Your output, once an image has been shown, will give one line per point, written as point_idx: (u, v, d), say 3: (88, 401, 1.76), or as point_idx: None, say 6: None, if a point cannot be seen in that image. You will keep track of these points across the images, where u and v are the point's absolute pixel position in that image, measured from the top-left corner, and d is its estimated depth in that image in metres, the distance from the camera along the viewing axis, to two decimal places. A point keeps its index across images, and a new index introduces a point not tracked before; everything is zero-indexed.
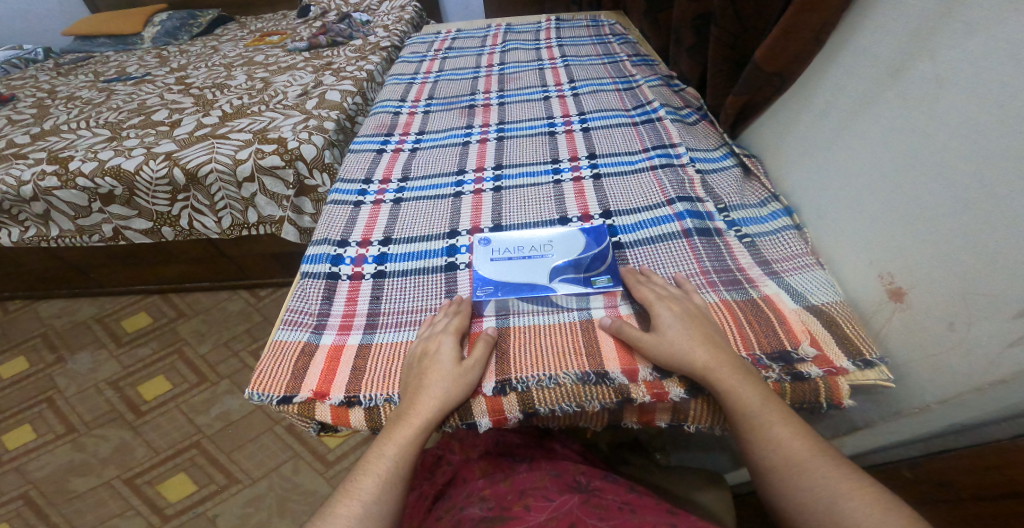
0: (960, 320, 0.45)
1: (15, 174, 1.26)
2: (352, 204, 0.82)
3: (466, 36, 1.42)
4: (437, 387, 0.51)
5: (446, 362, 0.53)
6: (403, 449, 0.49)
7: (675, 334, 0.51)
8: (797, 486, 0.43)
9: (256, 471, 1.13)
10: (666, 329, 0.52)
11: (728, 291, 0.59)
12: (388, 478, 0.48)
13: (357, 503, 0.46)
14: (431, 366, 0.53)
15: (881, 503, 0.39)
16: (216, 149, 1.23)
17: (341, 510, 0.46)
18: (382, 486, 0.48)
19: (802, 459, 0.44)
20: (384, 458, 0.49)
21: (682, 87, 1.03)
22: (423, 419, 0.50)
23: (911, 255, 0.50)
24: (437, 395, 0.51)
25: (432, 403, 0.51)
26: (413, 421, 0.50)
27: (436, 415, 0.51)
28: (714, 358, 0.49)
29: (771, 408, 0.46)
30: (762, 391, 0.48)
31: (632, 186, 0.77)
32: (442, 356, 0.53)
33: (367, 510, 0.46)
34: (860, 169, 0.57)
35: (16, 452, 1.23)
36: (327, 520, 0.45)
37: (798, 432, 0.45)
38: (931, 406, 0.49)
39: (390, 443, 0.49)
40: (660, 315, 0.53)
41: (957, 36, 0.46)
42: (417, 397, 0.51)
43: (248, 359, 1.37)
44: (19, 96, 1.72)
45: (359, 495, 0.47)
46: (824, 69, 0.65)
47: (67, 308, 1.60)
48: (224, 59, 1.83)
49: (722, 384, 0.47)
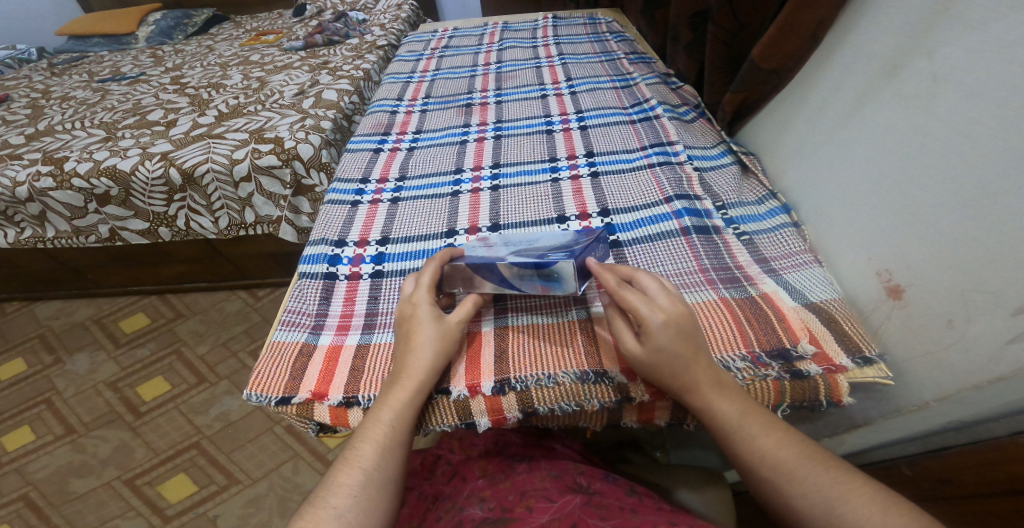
0: (958, 317, 0.45)
1: (10, 174, 1.25)
2: (349, 204, 0.81)
3: (463, 34, 1.42)
4: (428, 345, 0.52)
5: (429, 321, 0.53)
6: (399, 413, 0.49)
7: (671, 349, 0.46)
8: (788, 492, 0.43)
9: (256, 471, 1.13)
10: (657, 353, 0.47)
11: (727, 290, 0.59)
12: (385, 443, 0.48)
13: (359, 471, 0.46)
14: (418, 325, 0.53)
15: (875, 505, 0.39)
16: (213, 149, 1.22)
17: (343, 480, 0.46)
18: (380, 452, 0.48)
19: (792, 465, 0.44)
20: (380, 423, 0.49)
21: (679, 84, 1.02)
22: (416, 379, 0.51)
23: (910, 253, 0.50)
24: (428, 354, 0.52)
25: (424, 363, 0.51)
26: (404, 384, 0.50)
27: (428, 375, 0.51)
28: (699, 378, 0.47)
29: (751, 422, 0.46)
30: (745, 403, 0.48)
31: (630, 184, 0.77)
32: (428, 316, 0.53)
33: (369, 476, 0.46)
34: (859, 166, 0.57)
35: (16, 454, 1.23)
36: (331, 491, 0.45)
37: (792, 440, 0.46)
38: (930, 404, 0.50)
39: (385, 408, 0.49)
40: (654, 331, 0.46)
41: (954, 34, 0.46)
42: (407, 361, 0.51)
43: (246, 360, 1.37)
44: (13, 96, 1.71)
45: (360, 462, 0.47)
46: (822, 67, 0.65)
47: (64, 310, 1.59)
48: (219, 58, 1.82)
49: (699, 402, 0.47)
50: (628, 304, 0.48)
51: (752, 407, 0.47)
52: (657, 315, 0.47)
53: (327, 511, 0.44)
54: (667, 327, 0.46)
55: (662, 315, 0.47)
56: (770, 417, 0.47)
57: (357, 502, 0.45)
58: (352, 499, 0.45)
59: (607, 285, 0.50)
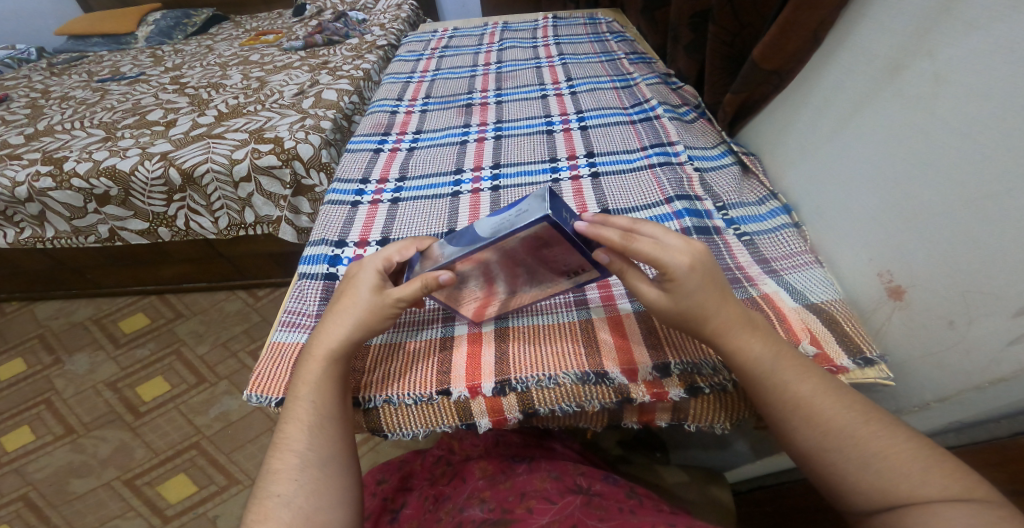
0: (959, 318, 0.45)
1: (9, 174, 1.25)
2: (349, 204, 0.81)
3: (463, 34, 1.42)
4: (342, 316, 0.53)
5: (357, 293, 0.53)
6: (318, 388, 0.50)
7: (698, 299, 0.46)
8: (826, 449, 0.43)
9: (256, 471, 1.13)
10: (683, 299, 0.46)
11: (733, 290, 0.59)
12: (312, 421, 0.49)
13: (290, 452, 0.49)
14: (342, 298, 0.54)
15: (898, 467, 0.40)
16: (212, 149, 1.22)
17: (278, 465, 0.48)
18: (310, 430, 0.49)
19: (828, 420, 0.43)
20: (301, 402, 0.50)
21: (680, 84, 1.02)
22: (329, 351, 0.52)
23: (910, 254, 0.50)
24: (341, 326, 0.52)
25: (338, 335, 0.52)
26: (319, 356, 0.51)
27: (342, 346, 0.52)
28: (727, 322, 0.46)
29: (784, 366, 0.46)
30: (782, 351, 0.46)
31: (631, 184, 0.77)
32: (355, 289, 0.53)
33: (304, 457, 0.48)
34: (859, 165, 0.57)
35: (15, 454, 1.22)
36: (270, 480, 0.48)
37: (829, 388, 0.45)
38: (930, 404, 0.50)
39: (304, 386, 0.50)
40: (682, 277, 0.45)
41: (955, 34, 0.46)
42: (322, 335, 0.53)
43: (246, 360, 1.37)
44: (12, 96, 1.71)
45: (289, 444, 0.49)
46: (823, 66, 0.65)
47: (63, 310, 1.59)
48: (219, 58, 1.82)
49: (730, 346, 0.46)
50: (646, 256, 0.45)
51: (783, 352, 0.46)
52: (682, 259, 0.45)
53: (272, 500, 0.46)
54: (694, 271, 0.45)
55: (687, 259, 0.45)
56: (805, 362, 0.46)
57: (301, 486, 0.47)
58: (295, 483, 0.47)
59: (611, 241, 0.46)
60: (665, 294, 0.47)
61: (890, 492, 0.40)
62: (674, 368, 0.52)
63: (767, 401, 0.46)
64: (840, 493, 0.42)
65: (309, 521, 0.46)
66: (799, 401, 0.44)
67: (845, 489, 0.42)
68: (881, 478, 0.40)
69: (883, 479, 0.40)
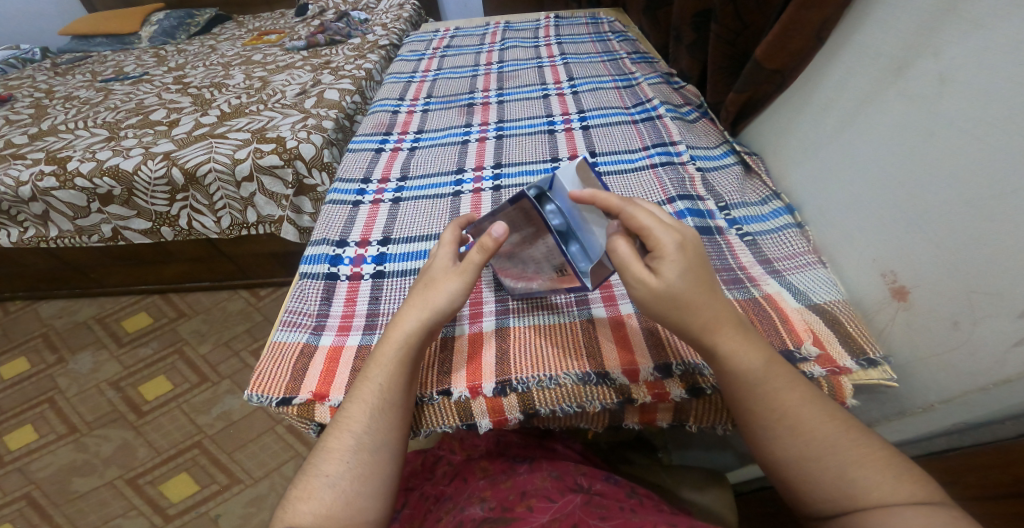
0: (963, 319, 0.45)
1: (14, 174, 1.25)
2: (350, 204, 0.81)
3: (465, 34, 1.42)
4: (419, 298, 0.53)
5: (437, 273, 0.54)
6: (386, 372, 0.50)
7: (684, 296, 0.45)
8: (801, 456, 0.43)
9: (258, 471, 1.13)
10: (674, 280, 0.45)
11: (733, 291, 0.58)
12: (375, 404, 0.49)
13: (347, 435, 0.48)
14: (420, 281, 0.55)
15: (872, 470, 0.41)
16: (215, 149, 1.22)
17: (333, 445, 0.48)
18: (369, 414, 0.49)
19: (804, 423, 0.44)
20: (369, 382, 0.50)
21: (682, 84, 1.01)
22: (404, 335, 0.52)
23: (914, 255, 0.49)
24: (417, 309, 0.53)
25: (413, 317, 0.52)
26: (393, 338, 0.52)
27: (417, 329, 0.52)
28: (716, 320, 0.46)
29: (775, 374, 0.45)
30: (773, 360, 0.46)
31: (632, 184, 0.76)
32: (434, 270, 0.55)
33: (358, 440, 0.48)
34: (862, 165, 0.57)
35: (18, 453, 1.23)
36: (322, 458, 0.48)
37: (807, 400, 0.45)
38: (935, 405, 0.50)
39: (375, 367, 0.50)
40: (670, 252, 0.46)
41: (962, 33, 0.45)
42: (400, 317, 0.53)
43: (249, 359, 1.37)
44: (16, 96, 1.72)
45: (348, 426, 0.48)
46: (826, 66, 0.64)
47: (66, 309, 1.60)
48: (222, 58, 1.82)
49: (725, 346, 0.46)
50: (637, 224, 0.47)
51: (778, 360, 0.46)
52: (673, 237, 0.46)
53: (319, 479, 0.47)
54: (684, 249, 0.46)
55: (678, 238, 0.47)
56: (785, 370, 0.46)
57: (349, 469, 0.47)
58: (344, 466, 0.47)
59: (611, 204, 0.48)
60: (663, 276, 0.45)
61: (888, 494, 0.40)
62: (675, 368, 0.52)
63: (761, 406, 0.45)
64: (814, 504, 0.43)
65: (347, 503, 0.46)
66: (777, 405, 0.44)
67: (824, 498, 0.42)
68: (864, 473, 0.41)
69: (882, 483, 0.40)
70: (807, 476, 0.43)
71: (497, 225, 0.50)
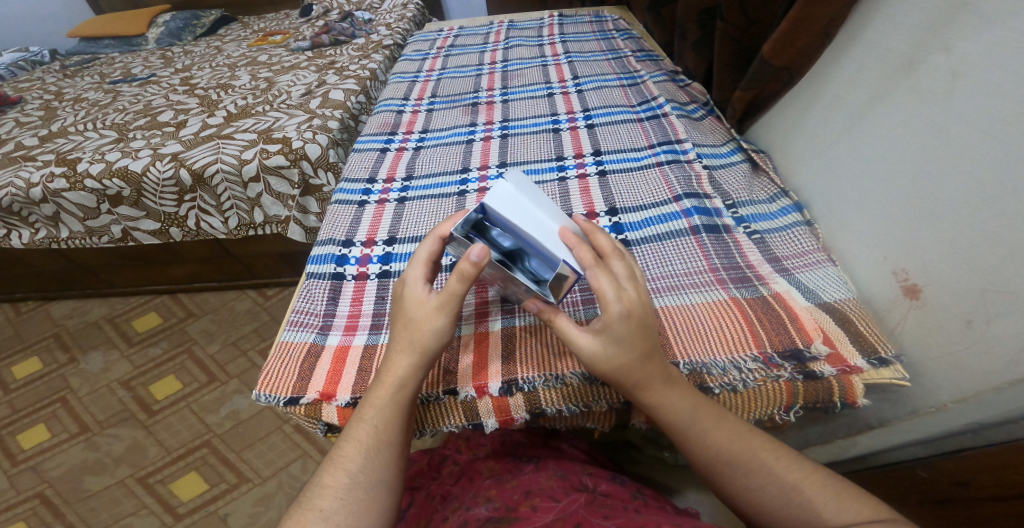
0: (977, 317, 0.44)
1: (24, 176, 1.27)
2: (356, 204, 0.82)
3: (469, 33, 1.41)
4: (405, 341, 0.51)
5: (415, 310, 0.51)
6: (382, 413, 0.50)
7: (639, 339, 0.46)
8: (760, 480, 0.46)
9: (266, 470, 1.14)
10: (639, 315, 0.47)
11: (660, 298, 0.58)
12: (371, 444, 0.49)
13: (342, 474, 0.48)
14: (400, 319, 0.52)
15: (834, 487, 0.44)
16: (222, 149, 1.23)
17: (328, 482, 0.48)
18: (364, 452, 0.49)
19: (756, 445, 0.47)
20: (364, 425, 0.50)
21: (687, 82, 1.01)
22: (396, 378, 0.50)
23: (927, 253, 0.48)
24: (406, 353, 0.50)
25: (403, 362, 0.50)
26: (385, 382, 0.50)
27: (409, 373, 0.50)
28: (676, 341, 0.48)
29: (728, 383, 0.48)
30: None
31: (638, 183, 0.76)
32: (411, 305, 0.52)
33: (354, 478, 0.48)
34: (872, 163, 0.56)
35: (31, 451, 1.25)
36: (317, 492, 0.48)
37: (754, 427, 0.48)
38: (947, 405, 0.49)
39: (369, 409, 0.50)
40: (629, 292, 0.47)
41: (974, 29, 0.45)
42: (390, 361, 0.51)
43: (256, 359, 1.38)
44: (27, 98, 1.74)
45: (345, 465, 0.49)
46: (835, 63, 0.63)
47: (78, 309, 1.62)
48: (228, 59, 1.83)
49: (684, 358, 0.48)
50: (595, 287, 0.46)
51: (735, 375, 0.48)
52: (621, 303, 0.45)
53: (313, 513, 0.46)
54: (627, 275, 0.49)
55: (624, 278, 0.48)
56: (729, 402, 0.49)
57: (343, 504, 0.47)
58: (339, 502, 0.47)
59: (582, 262, 0.47)
60: (594, 338, 0.47)
61: None
62: (681, 368, 0.51)
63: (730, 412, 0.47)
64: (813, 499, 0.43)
65: None
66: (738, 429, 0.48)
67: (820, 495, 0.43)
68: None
69: None
70: (768, 503, 0.45)
71: (475, 247, 0.46)
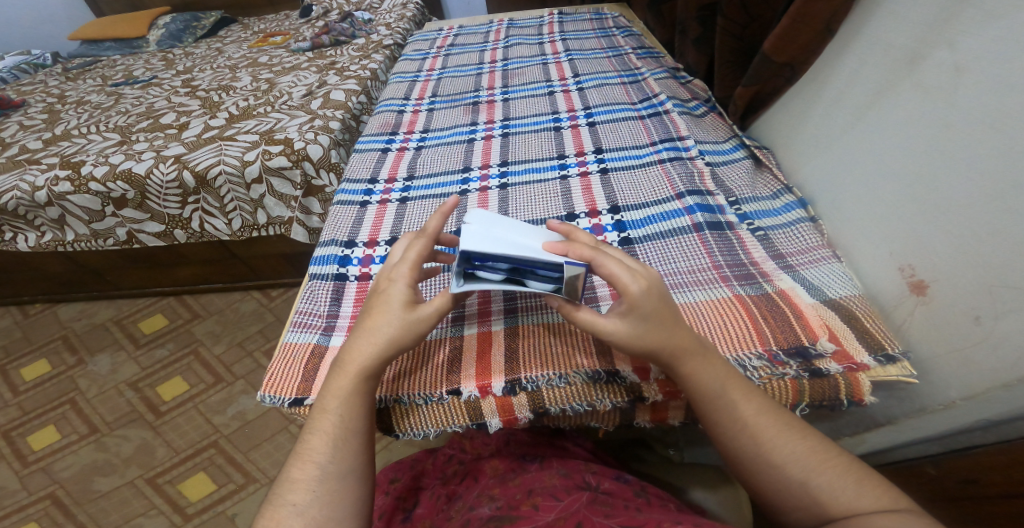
0: (985, 314, 0.44)
1: (29, 180, 1.27)
2: (358, 204, 0.82)
3: (469, 32, 1.41)
4: (373, 335, 0.51)
5: (394, 309, 0.51)
6: (344, 404, 0.50)
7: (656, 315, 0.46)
8: (764, 472, 0.45)
9: (273, 470, 1.15)
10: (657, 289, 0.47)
11: None
12: (336, 435, 0.49)
13: (312, 466, 0.48)
14: (369, 314, 0.52)
15: (843, 481, 0.43)
16: (224, 151, 1.23)
17: (298, 475, 0.48)
18: (330, 444, 0.49)
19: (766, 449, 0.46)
20: (327, 415, 0.49)
21: (689, 78, 1.00)
22: (359, 370, 0.50)
23: (934, 249, 0.48)
24: (372, 346, 0.50)
25: (366, 354, 0.50)
26: (347, 372, 0.50)
27: (371, 364, 0.50)
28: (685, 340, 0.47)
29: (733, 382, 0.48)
30: None
31: (640, 180, 0.76)
32: (391, 302, 0.51)
33: (323, 470, 0.48)
34: (876, 158, 0.55)
35: (42, 452, 1.26)
36: (288, 488, 0.48)
37: None
38: (955, 403, 0.48)
39: (331, 400, 0.50)
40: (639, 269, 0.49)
41: (977, 23, 0.44)
42: (350, 352, 0.51)
43: (262, 359, 1.39)
44: (30, 102, 1.74)
45: (312, 457, 0.49)
46: (837, 58, 0.63)
47: (85, 311, 1.63)
48: (229, 60, 1.83)
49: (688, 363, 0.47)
50: (607, 273, 0.47)
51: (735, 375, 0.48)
52: (640, 282, 0.46)
53: (286, 509, 0.46)
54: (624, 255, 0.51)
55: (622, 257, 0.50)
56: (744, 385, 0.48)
57: (316, 498, 0.47)
58: (312, 495, 0.47)
59: (582, 258, 0.47)
60: (624, 320, 0.46)
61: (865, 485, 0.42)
62: None
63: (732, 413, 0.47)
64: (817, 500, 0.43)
65: None
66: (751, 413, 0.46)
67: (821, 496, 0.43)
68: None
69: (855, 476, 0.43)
70: (780, 502, 0.45)
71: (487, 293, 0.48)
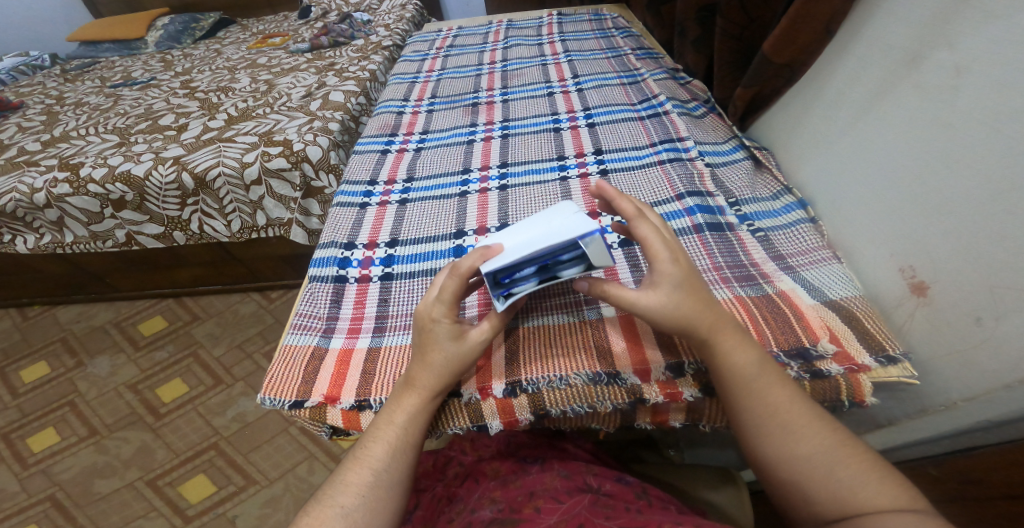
0: (986, 315, 0.44)
1: (28, 182, 1.27)
2: (357, 206, 0.81)
3: (468, 33, 1.41)
4: (438, 359, 0.50)
5: (445, 341, 0.50)
6: (412, 418, 0.50)
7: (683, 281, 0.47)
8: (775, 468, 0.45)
9: (273, 472, 1.15)
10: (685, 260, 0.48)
11: None
12: (395, 446, 0.49)
13: (367, 471, 0.49)
14: (421, 341, 0.51)
15: (851, 487, 0.43)
16: (223, 153, 1.23)
17: (351, 479, 0.49)
18: (391, 452, 0.49)
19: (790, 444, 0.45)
20: (392, 427, 0.50)
21: (687, 79, 1.00)
22: (428, 387, 0.50)
23: (934, 250, 0.48)
24: (439, 369, 0.50)
25: (435, 375, 0.50)
26: (417, 389, 0.50)
27: (440, 385, 0.50)
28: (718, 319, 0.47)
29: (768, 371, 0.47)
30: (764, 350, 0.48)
31: (640, 181, 0.75)
32: (439, 338, 0.50)
33: (378, 477, 0.48)
34: (875, 159, 0.56)
35: (41, 455, 1.26)
36: (339, 489, 0.48)
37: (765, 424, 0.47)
38: (956, 404, 0.48)
39: (398, 413, 0.50)
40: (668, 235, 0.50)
41: (975, 25, 0.44)
42: (416, 372, 0.51)
43: (261, 361, 1.39)
44: (28, 104, 1.74)
45: (369, 464, 0.49)
46: (837, 59, 0.63)
47: (84, 313, 1.63)
48: (227, 62, 1.83)
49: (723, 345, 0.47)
50: (642, 233, 0.48)
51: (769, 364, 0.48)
52: (670, 250, 0.48)
53: (334, 509, 0.47)
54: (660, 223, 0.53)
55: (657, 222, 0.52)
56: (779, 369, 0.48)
57: (364, 502, 0.47)
58: (360, 499, 0.47)
59: (625, 212, 0.50)
60: (654, 292, 0.47)
61: (866, 486, 0.42)
62: (687, 367, 0.51)
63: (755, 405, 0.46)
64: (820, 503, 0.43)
65: None
66: (751, 421, 0.46)
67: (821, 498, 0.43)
68: (863, 469, 0.43)
69: (857, 477, 0.43)
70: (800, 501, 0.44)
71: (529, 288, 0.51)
